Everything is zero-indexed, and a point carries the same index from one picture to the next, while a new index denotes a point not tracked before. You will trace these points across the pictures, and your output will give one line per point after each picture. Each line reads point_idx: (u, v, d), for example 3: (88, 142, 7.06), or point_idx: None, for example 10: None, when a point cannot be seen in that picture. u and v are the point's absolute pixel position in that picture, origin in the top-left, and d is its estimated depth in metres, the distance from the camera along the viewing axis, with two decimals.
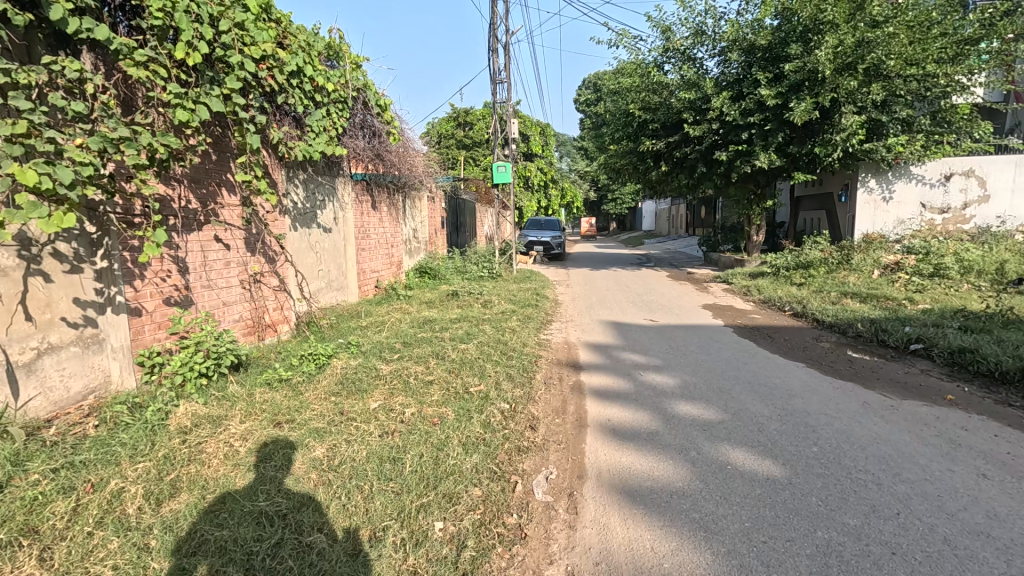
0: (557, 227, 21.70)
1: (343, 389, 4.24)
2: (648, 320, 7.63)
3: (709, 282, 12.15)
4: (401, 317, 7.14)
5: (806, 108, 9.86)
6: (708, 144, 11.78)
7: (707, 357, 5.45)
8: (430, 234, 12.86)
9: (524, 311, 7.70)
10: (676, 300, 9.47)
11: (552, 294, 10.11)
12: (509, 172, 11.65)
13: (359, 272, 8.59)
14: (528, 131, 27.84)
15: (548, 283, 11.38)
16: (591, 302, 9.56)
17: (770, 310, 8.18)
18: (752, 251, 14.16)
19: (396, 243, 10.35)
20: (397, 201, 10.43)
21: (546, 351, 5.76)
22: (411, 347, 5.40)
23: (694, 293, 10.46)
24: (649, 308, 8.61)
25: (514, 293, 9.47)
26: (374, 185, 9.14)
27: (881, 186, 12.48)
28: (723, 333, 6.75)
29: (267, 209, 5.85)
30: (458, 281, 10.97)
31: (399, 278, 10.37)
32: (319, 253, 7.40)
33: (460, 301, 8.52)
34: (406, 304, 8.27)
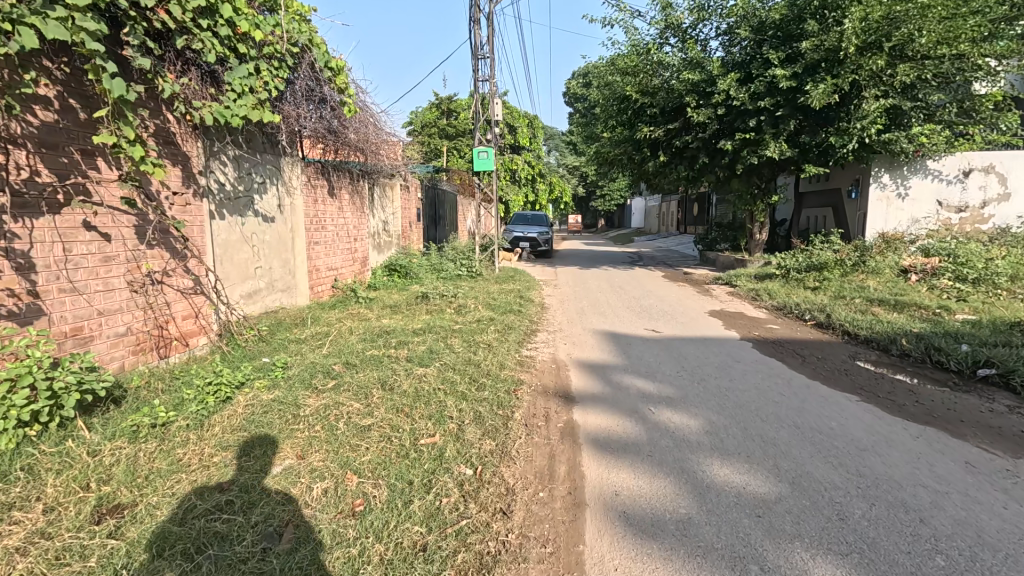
0: (544, 222, 20.50)
1: (242, 440, 3.02)
2: (650, 331, 6.47)
3: (710, 284, 11.07)
4: (355, 326, 5.90)
5: (824, 91, 8.82)
6: (712, 132, 10.69)
7: (732, 385, 4.31)
8: (403, 227, 11.56)
9: (504, 318, 6.52)
10: (677, 305, 8.35)
11: (537, 296, 8.93)
12: (492, 158, 10.40)
13: (311, 270, 7.30)
14: (515, 122, 26.60)
15: (533, 284, 10.22)
16: (582, 306, 8.39)
17: (789, 320, 7.09)
18: (754, 251, 13.15)
19: (361, 237, 9.04)
20: (362, 188, 9.13)
21: (528, 375, 4.56)
22: (354, 370, 4.18)
23: (696, 297, 9.35)
24: (649, 315, 7.46)
25: (493, 294, 8.27)
26: (332, 168, 7.84)
27: (895, 182, 11.52)
28: (741, 350, 5.62)
29: (174, 190, 4.57)
30: (432, 279, 9.73)
31: (363, 276, 9.07)
32: (254, 247, 6.09)
33: (430, 305, 7.30)
34: (365, 308, 7.02)
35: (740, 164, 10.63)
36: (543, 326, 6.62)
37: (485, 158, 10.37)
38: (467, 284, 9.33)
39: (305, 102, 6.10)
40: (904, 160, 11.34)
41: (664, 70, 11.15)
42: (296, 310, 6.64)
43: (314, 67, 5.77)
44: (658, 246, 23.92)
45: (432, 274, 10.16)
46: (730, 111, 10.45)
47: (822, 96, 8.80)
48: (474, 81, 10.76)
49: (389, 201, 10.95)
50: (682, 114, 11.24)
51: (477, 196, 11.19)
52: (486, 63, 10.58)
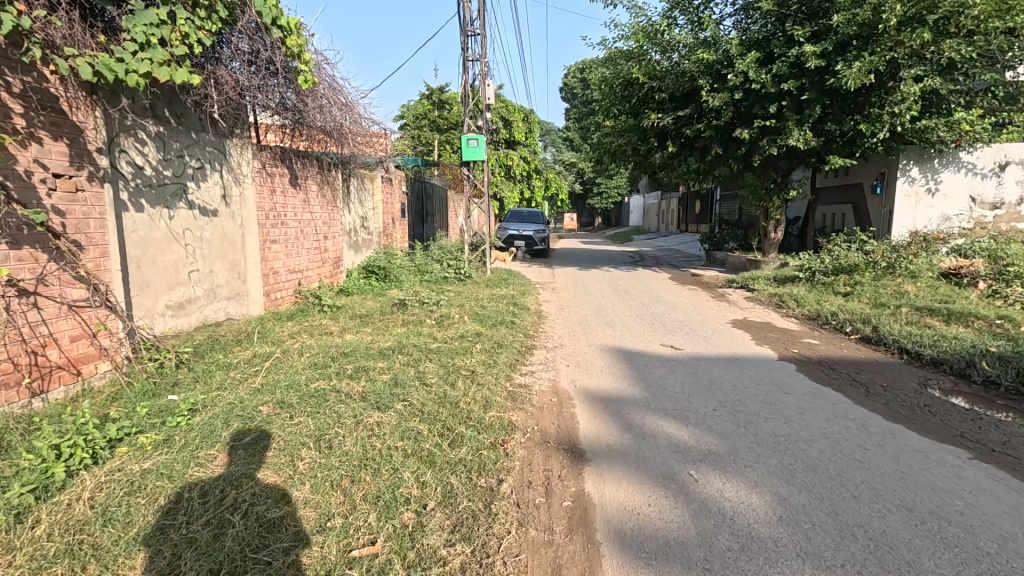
0: (541, 220, 19.42)
1: (73, 551, 1.93)
2: (669, 348, 5.41)
3: (724, 288, 10.02)
4: (309, 344, 4.80)
5: (858, 70, 7.80)
6: (727, 120, 9.66)
7: (790, 430, 3.26)
8: (384, 224, 10.44)
9: (493, 332, 5.44)
10: (694, 314, 7.30)
11: (533, 302, 7.86)
12: (482, 147, 9.30)
13: (266, 274, 6.15)
14: (510, 116, 25.49)
15: (529, 288, 9.18)
16: (584, 315, 7.31)
17: (828, 334, 6.05)
18: (768, 251, 12.11)
19: (331, 234, 7.91)
20: (333, 179, 8.02)
21: (521, 418, 3.48)
22: (286, 414, 3.09)
23: (712, 303, 8.31)
24: (663, 327, 6.39)
25: (482, 299, 7.19)
26: (294, 155, 6.73)
27: (924, 176, 10.52)
28: (784, 374, 4.56)
29: (55, 170, 3.46)
30: (413, 283, 8.62)
31: (334, 279, 7.95)
32: (188, 247, 4.99)
33: (406, 315, 6.21)
34: (329, 319, 5.92)
35: (758, 155, 9.61)
36: (540, 343, 5.55)
37: (476, 149, 9.28)
38: (453, 288, 8.23)
39: (250, 69, 4.97)
40: (935, 153, 10.34)
41: (674, 51, 10.09)
42: (245, 322, 5.53)
43: (259, 23, 4.64)
44: (658, 245, 22.90)
45: (414, 277, 9.06)
46: (748, 96, 9.42)
47: (857, 77, 7.79)
48: (464, 61, 9.65)
49: (369, 194, 9.85)
50: (693, 100, 10.20)
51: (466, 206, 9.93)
52: (477, 40, 9.47)
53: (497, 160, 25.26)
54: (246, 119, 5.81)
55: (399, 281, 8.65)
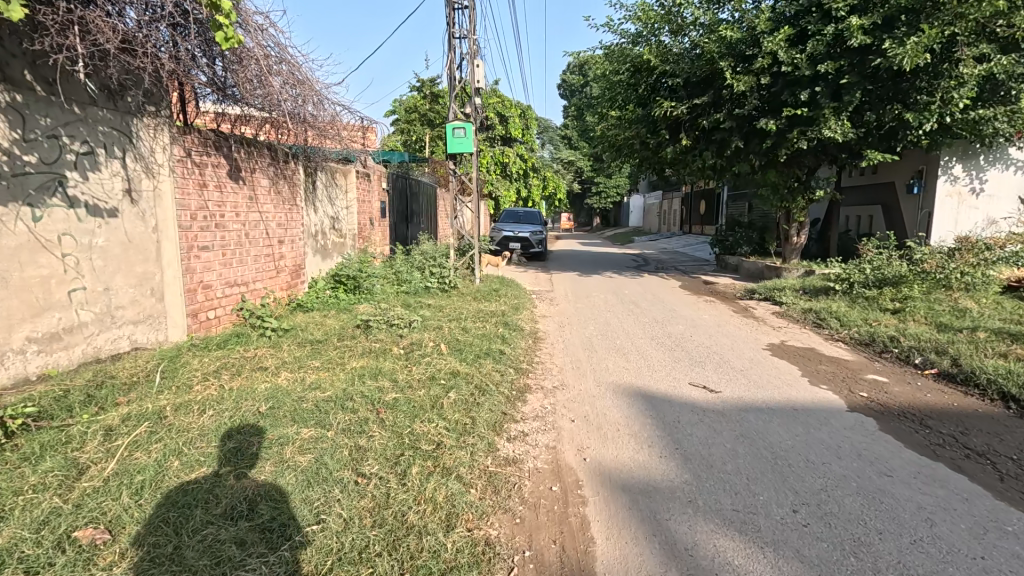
0: (538, 220, 18.21)
1: None
2: (702, 390, 4.20)
3: (745, 300, 8.83)
4: (226, 391, 3.58)
5: (911, 48, 6.64)
6: (750, 109, 8.47)
7: (933, 566, 2.07)
8: (360, 225, 9.20)
9: (475, 369, 4.22)
10: (721, 336, 6.10)
11: (528, 319, 6.66)
12: (471, 137, 8.07)
13: (194, 288, 4.91)
14: (506, 111, 24.27)
15: (523, 299, 7.97)
16: (587, 337, 6.08)
17: (893, 367, 4.88)
18: (789, 257, 10.93)
19: (289, 238, 6.68)
20: (292, 173, 6.78)
21: (507, 535, 2.26)
22: (113, 551, 1.86)
23: (737, 320, 7.12)
24: (688, 356, 5.17)
25: (467, 318, 5.99)
26: (237, 142, 5.50)
27: (968, 174, 9.40)
28: (865, 434, 3.36)
29: None
30: (387, 295, 7.40)
31: (292, 291, 6.71)
32: (68, 259, 3.77)
33: (369, 341, 4.98)
34: (268, 349, 4.67)
35: (786, 149, 8.43)
36: (536, 382, 4.33)
37: (464, 140, 8.06)
38: (433, 303, 7.02)
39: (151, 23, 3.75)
40: (982, 148, 9.20)
41: (690, 31, 8.91)
42: (154, 354, 4.29)
43: None
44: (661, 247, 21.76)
45: (390, 286, 7.85)
46: (775, 81, 8.25)
47: (909, 56, 6.63)
48: (450, 38, 8.40)
49: (341, 190, 8.64)
50: (711, 87, 9.02)
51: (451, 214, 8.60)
52: (464, 14, 8.21)
53: (492, 157, 24.16)
54: (162, 94, 4.55)
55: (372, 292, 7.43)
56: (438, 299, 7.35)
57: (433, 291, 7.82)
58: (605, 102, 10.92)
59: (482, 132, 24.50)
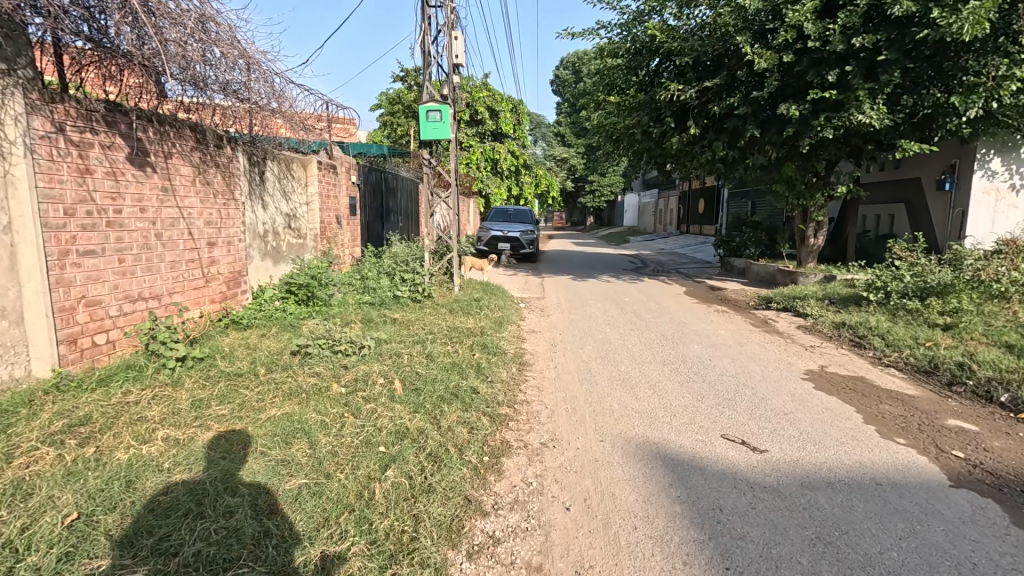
0: (529, 219, 17.10)
1: None
2: (742, 450, 3.11)
3: (761, 311, 7.77)
4: (58, 470, 2.44)
5: (968, 14, 5.61)
6: (770, 92, 7.42)
7: None
8: (323, 224, 8.05)
9: (433, 421, 3.09)
10: (745, 360, 5.01)
11: (511, 338, 5.54)
12: (448, 121, 6.94)
13: (77, 302, 3.75)
14: (496, 105, 23.18)
15: (508, 310, 6.85)
16: (583, 363, 4.96)
17: (976, 407, 3.82)
18: (805, 261, 9.90)
19: (224, 239, 5.52)
20: (230, 161, 5.63)
21: None
22: None
23: (759, 337, 6.06)
24: (713, 393, 4.08)
25: (436, 338, 4.86)
26: (143, 117, 4.36)
27: (1007, 169, 8.43)
28: (999, 536, 2.27)
29: None
30: (346, 307, 6.24)
31: (225, 303, 5.54)
32: None
33: (302, 376, 3.83)
34: (161, 389, 3.51)
35: (809, 139, 7.40)
36: (517, 438, 3.21)
37: (440, 126, 6.92)
38: (398, 317, 5.86)
39: None
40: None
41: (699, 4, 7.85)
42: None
43: None
44: (660, 248, 20.69)
45: (353, 296, 6.69)
46: (798, 60, 7.21)
47: (968, 23, 5.59)
48: (425, 8, 7.26)
49: (299, 183, 7.48)
50: (723, 68, 7.98)
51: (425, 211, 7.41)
52: None
53: (482, 153, 23.05)
54: (19, 46, 3.40)
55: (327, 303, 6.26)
56: (406, 312, 6.20)
57: (401, 301, 6.65)
58: (604, 88, 9.84)
59: (471, 126, 23.39)
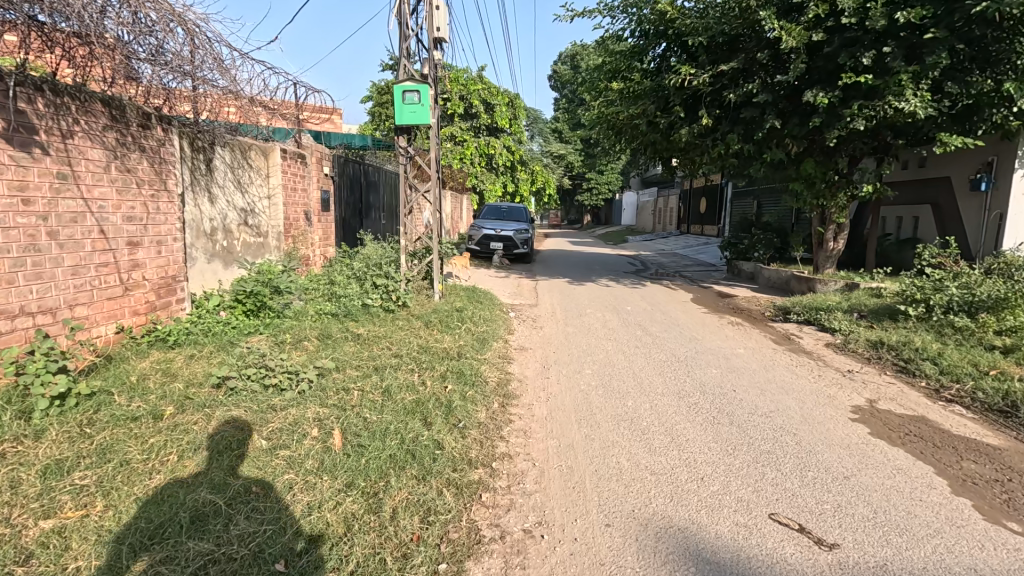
0: (524, 217, 16.19)
1: None
2: (805, 545, 2.24)
3: (781, 324, 6.90)
4: None
5: None
6: (795, 76, 6.55)
7: None
8: (288, 220, 7.11)
9: (373, 505, 2.20)
10: (777, 393, 4.14)
11: (494, 359, 4.64)
12: (428, 103, 6.00)
13: None
14: (491, 98, 22.26)
15: (495, 322, 5.94)
16: (581, 394, 4.07)
17: None
18: (823, 267, 9.04)
19: (152, 238, 4.59)
20: (163, 144, 4.72)
21: None
22: None
23: (787, 359, 5.18)
24: (748, 443, 3.20)
25: (401, 365, 3.96)
26: (29, 84, 3.45)
27: None
28: None
29: None
30: (303, 318, 5.31)
31: (152, 314, 4.59)
32: None
33: (214, 420, 2.91)
34: (14, 443, 2.60)
35: (839, 130, 6.53)
36: (492, 524, 2.32)
37: (418, 109, 5.98)
38: (362, 334, 4.94)
39: None
40: None
41: None
42: None
43: None
44: (659, 249, 19.84)
45: (314, 306, 5.77)
46: (828, 39, 6.34)
47: None
48: None
49: (258, 174, 6.55)
50: (741, 50, 7.10)
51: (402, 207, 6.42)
52: None
53: (476, 148, 22.13)
54: None
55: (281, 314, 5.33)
56: (373, 326, 5.28)
57: (369, 312, 5.73)
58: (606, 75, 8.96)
59: (465, 120, 22.46)
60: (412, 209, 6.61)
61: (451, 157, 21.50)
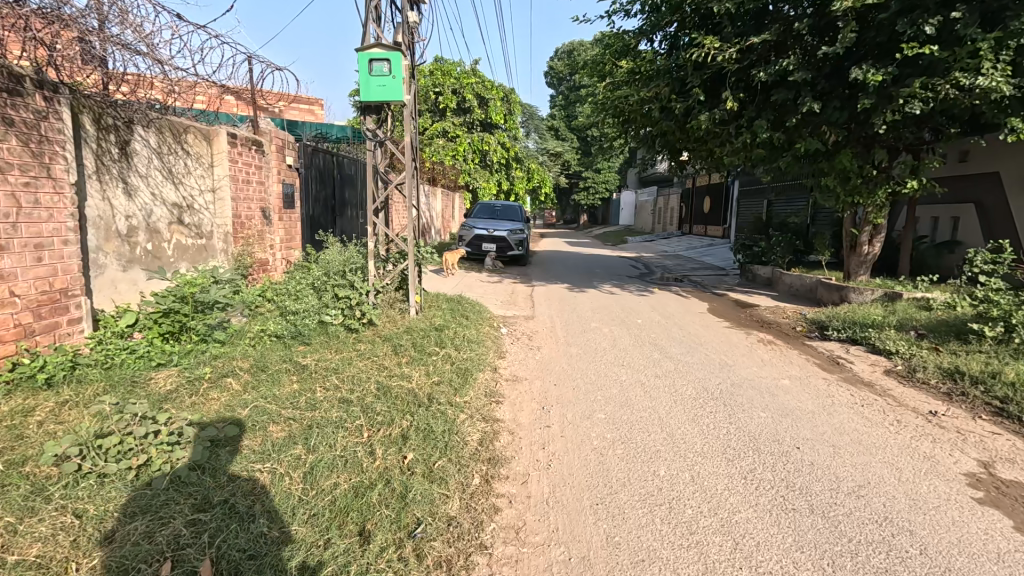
0: (519, 217, 15.13)
1: None
2: None
3: (821, 344, 5.85)
4: None
5: None
6: (841, 49, 5.54)
7: None
8: (239, 219, 6.00)
9: None
10: (856, 453, 3.09)
11: (477, 403, 3.56)
12: (401, 74, 4.85)
13: None
14: (486, 92, 21.23)
15: (481, 344, 4.87)
16: (592, 459, 2.99)
17: None
18: (856, 273, 8.01)
19: (31, 240, 3.49)
20: (48, 116, 3.61)
21: None
22: None
23: (847, 395, 4.13)
24: (850, 555, 2.15)
25: (346, 421, 2.86)
26: None
27: None
28: None
29: None
30: (239, 342, 4.20)
31: (25, 341, 3.44)
32: None
33: (21, 534, 1.81)
34: None
35: (894, 112, 5.52)
36: None
37: (389, 83, 4.85)
38: (309, 364, 3.86)
39: None
40: None
41: None
42: None
43: None
44: (661, 250, 18.82)
45: (259, 324, 4.66)
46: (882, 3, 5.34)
47: None
48: None
49: (198, 163, 5.45)
50: (774, 21, 6.09)
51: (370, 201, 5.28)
52: None
53: (469, 144, 21.08)
54: None
55: (208, 337, 4.18)
56: (326, 353, 4.18)
57: (325, 334, 4.64)
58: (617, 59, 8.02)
59: (457, 115, 21.33)
60: (384, 204, 5.49)
61: (443, 154, 20.37)
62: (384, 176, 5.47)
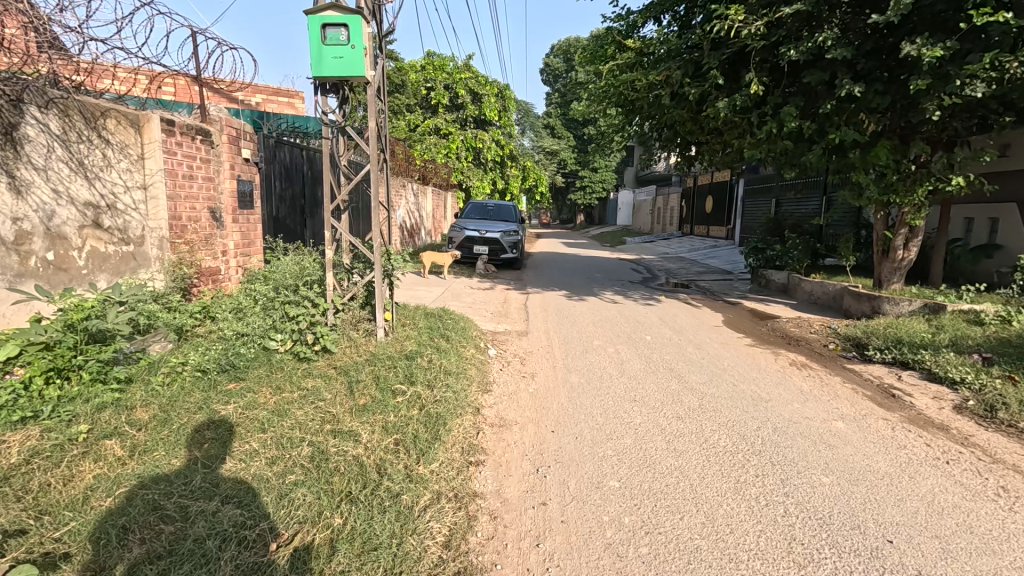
0: (513, 217, 14.24)
1: None
2: None
3: (863, 368, 4.99)
4: None
5: None
6: (892, 18, 4.70)
7: None
8: (179, 222, 5.08)
9: None
10: (972, 552, 2.22)
11: (448, 471, 2.66)
12: (362, 43, 3.94)
13: None
14: (480, 88, 20.35)
15: (461, 376, 3.97)
16: (606, 569, 2.10)
17: None
18: (888, 281, 7.16)
19: None
20: None
21: None
22: None
23: (923, 446, 3.27)
24: None
25: (247, 526, 1.97)
26: None
27: None
28: None
29: None
30: (150, 381, 3.27)
31: None
32: None
33: None
34: None
35: (959, 92, 4.66)
36: None
37: (347, 55, 3.93)
38: (233, 418, 2.89)
39: None
40: None
41: None
42: None
43: None
44: (663, 252, 17.96)
45: (183, 354, 3.75)
46: None
47: None
48: None
49: (124, 155, 4.54)
50: None
51: (328, 200, 4.35)
52: None
53: (462, 141, 20.16)
54: None
55: (104, 382, 3.13)
56: (261, 395, 3.25)
57: (266, 367, 3.70)
58: (623, 45, 7.27)
59: (450, 112, 20.41)
60: (348, 204, 4.57)
61: (434, 151, 19.45)
62: (346, 170, 4.54)
